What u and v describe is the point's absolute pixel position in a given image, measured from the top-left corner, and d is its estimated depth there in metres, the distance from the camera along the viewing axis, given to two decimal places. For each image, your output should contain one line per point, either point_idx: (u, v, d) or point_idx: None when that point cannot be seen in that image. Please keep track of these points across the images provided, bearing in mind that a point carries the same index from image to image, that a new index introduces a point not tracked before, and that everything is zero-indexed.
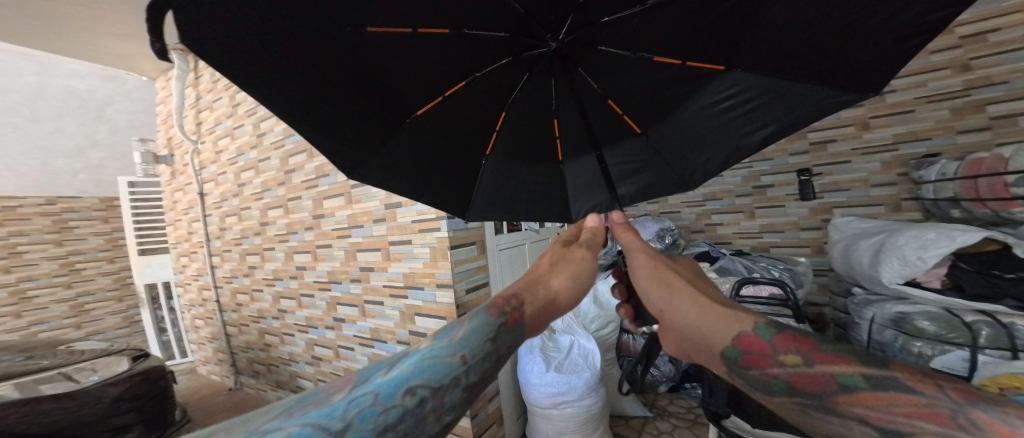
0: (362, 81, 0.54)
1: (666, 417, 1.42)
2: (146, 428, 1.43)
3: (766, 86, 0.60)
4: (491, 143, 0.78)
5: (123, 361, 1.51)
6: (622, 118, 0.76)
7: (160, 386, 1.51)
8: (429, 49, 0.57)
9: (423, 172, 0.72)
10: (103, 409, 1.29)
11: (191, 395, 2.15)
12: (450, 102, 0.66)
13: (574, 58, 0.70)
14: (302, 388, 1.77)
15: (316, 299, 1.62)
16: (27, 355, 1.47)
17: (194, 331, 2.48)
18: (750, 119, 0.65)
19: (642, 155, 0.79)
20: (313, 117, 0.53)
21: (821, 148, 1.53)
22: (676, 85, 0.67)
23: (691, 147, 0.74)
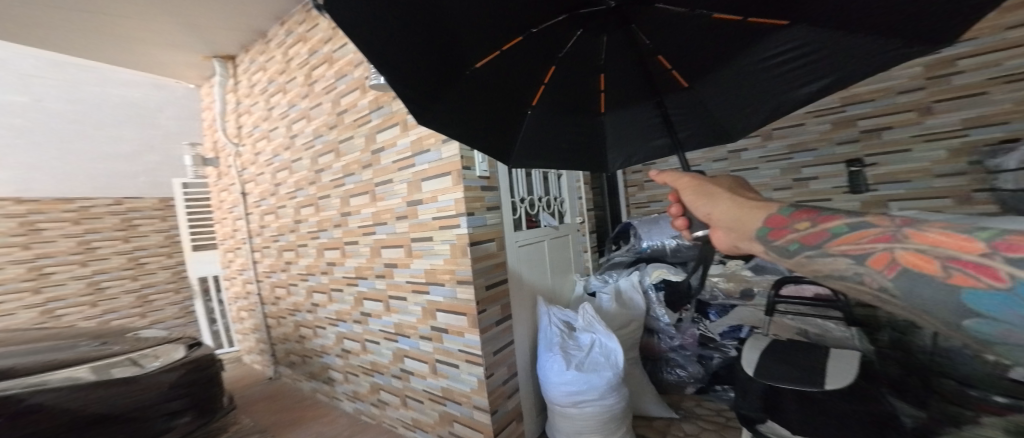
0: (429, 32, 0.54)
1: (693, 419, 1.35)
2: (195, 414, 1.55)
3: (830, 39, 0.58)
4: (538, 92, 0.75)
5: (178, 349, 1.64)
6: (670, 73, 0.75)
7: (209, 373, 1.65)
8: (489, 5, 0.55)
9: (473, 126, 0.71)
10: (161, 394, 1.42)
11: (236, 382, 2.32)
12: (505, 56, 0.65)
13: (628, 15, 0.64)
14: (333, 379, 1.85)
15: (344, 294, 1.69)
16: (102, 341, 1.65)
17: (238, 323, 2.67)
18: (806, 72, 0.64)
19: (687, 109, 0.81)
20: (388, 61, 0.53)
21: (872, 136, 1.40)
22: (733, 39, 0.64)
23: (735, 99, 0.76)
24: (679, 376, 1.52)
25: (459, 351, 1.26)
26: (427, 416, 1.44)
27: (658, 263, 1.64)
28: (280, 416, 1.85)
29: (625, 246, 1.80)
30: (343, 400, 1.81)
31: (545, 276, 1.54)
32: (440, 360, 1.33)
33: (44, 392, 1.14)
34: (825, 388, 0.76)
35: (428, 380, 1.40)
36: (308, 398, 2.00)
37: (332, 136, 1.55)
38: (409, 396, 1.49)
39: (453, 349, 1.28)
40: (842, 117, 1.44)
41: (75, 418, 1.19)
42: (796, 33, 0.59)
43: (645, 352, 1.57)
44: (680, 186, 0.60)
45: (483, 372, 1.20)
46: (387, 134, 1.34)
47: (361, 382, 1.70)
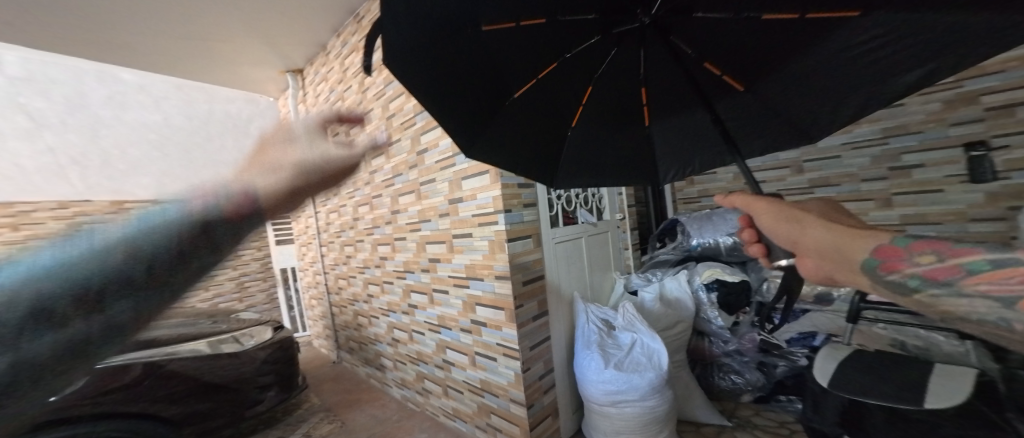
0: (474, 71, 0.61)
1: (749, 428, 1.22)
2: (279, 390, 1.77)
3: (925, 25, 0.47)
4: (577, 113, 0.78)
5: (266, 331, 1.88)
6: (722, 78, 0.69)
7: (290, 353, 1.87)
8: (526, 38, 0.62)
9: (516, 151, 0.76)
10: (254, 368, 1.66)
11: (306, 363, 2.61)
12: (544, 82, 0.69)
13: (666, 28, 0.64)
14: (383, 366, 2.00)
15: (395, 286, 1.81)
16: (214, 319, 1.98)
17: (309, 310, 3.00)
18: (902, 58, 0.53)
19: (748, 114, 0.73)
20: (441, 102, 0.60)
21: (1003, 113, 1.14)
22: (789, 38, 0.59)
23: (808, 97, 0.66)
24: (733, 383, 1.37)
25: (497, 345, 1.28)
26: (467, 406, 1.48)
27: (711, 262, 1.51)
28: (341, 397, 2.03)
29: (671, 243, 1.65)
30: (392, 386, 1.94)
31: (583, 274, 1.49)
32: (479, 353, 1.36)
33: (176, 361, 1.40)
34: (924, 406, 0.64)
35: (467, 372, 1.45)
36: (364, 382, 2.17)
37: (384, 139, 1.67)
38: (450, 386, 1.55)
39: (491, 342, 1.30)
40: (959, 95, 1.20)
41: (193, 384, 1.44)
42: (876, 20, 0.50)
43: (694, 356, 1.45)
44: (751, 206, 0.53)
45: (520, 366, 1.22)
46: (431, 134, 1.40)
47: (408, 370, 1.81)
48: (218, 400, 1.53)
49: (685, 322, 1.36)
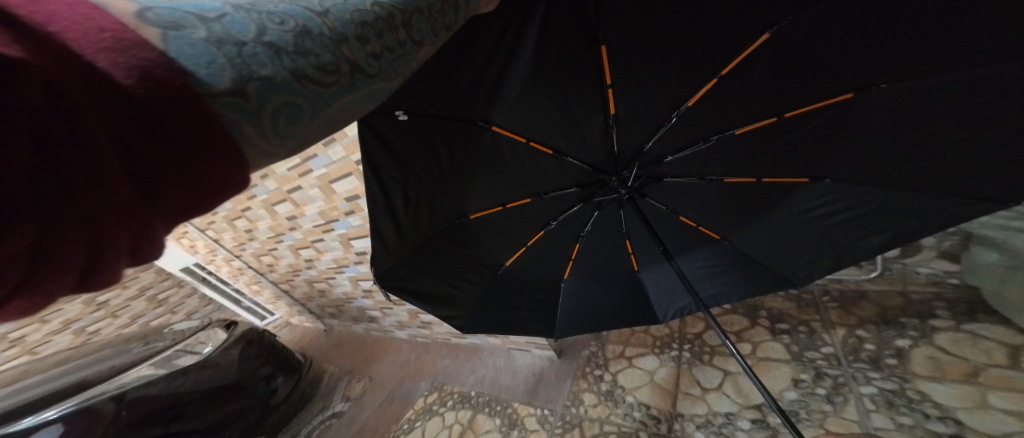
0: (470, 257, 0.79)
1: None
2: (284, 374, 1.65)
3: (871, 197, 0.62)
4: (567, 269, 0.87)
5: (218, 332, 1.57)
6: (697, 230, 0.82)
7: (266, 343, 1.62)
8: (513, 221, 0.76)
9: (512, 311, 0.89)
10: (238, 368, 1.44)
11: (301, 342, 2.51)
12: (533, 248, 0.82)
13: (642, 190, 0.75)
14: (376, 318, 2.01)
15: (330, 241, 1.66)
16: (144, 342, 1.73)
17: (258, 295, 2.72)
18: (856, 225, 0.65)
19: (726, 258, 0.83)
20: (437, 297, 0.81)
21: None
22: (754, 196, 0.71)
23: (781, 249, 0.76)
24: None
25: None
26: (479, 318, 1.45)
27: None
28: (356, 357, 2.07)
29: None
30: (394, 330, 1.98)
31: None
32: None
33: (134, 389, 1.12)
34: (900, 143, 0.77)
35: None
36: (368, 336, 2.19)
37: None
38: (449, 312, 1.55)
39: None
40: None
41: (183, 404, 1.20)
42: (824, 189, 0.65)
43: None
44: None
45: None
46: None
47: (399, 313, 1.82)
48: (227, 400, 1.37)
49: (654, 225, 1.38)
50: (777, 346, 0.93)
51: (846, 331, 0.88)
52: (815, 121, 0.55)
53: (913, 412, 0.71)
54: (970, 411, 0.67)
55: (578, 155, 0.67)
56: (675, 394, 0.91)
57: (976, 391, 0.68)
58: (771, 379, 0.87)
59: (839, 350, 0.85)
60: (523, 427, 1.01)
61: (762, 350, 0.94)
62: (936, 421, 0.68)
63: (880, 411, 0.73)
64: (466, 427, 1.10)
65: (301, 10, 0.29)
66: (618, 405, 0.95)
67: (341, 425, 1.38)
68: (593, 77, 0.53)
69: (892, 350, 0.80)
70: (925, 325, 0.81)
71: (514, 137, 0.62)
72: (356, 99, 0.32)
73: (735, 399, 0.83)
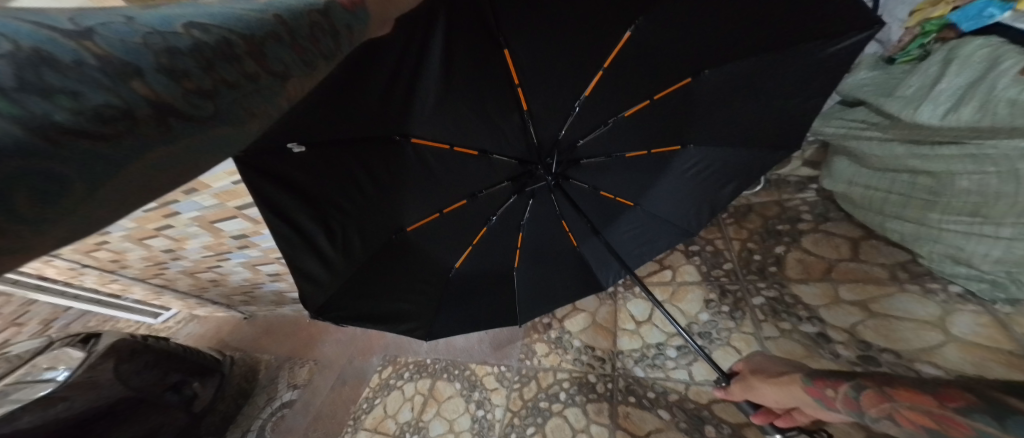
0: (416, 269, 0.74)
1: None
2: (199, 377, 1.31)
3: (718, 154, 0.78)
4: (517, 257, 0.86)
5: (72, 349, 1.09)
6: (615, 200, 0.85)
7: (156, 348, 1.21)
8: (452, 223, 0.72)
9: (471, 311, 0.86)
10: (124, 390, 1.09)
11: None
12: (478, 246, 0.79)
13: (564, 173, 0.76)
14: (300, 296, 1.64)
15: (181, 226, 1.13)
16: None
17: None
18: (721, 175, 0.82)
19: (642, 221, 0.90)
20: (390, 313, 0.78)
21: None
22: (651, 167, 0.80)
23: (687, 207, 0.88)
24: None
25: None
26: None
27: None
28: None
29: None
30: None
31: None
32: None
33: None
34: None
35: None
36: None
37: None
38: None
39: None
40: None
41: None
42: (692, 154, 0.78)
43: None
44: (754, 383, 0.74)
45: None
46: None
47: None
48: (138, 417, 1.12)
49: None
50: (691, 268, 1.05)
51: (742, 245, 1.03)
52: (680, 100, 0.67)
53: (790, 317, 0.86)
54: (826, 307, 0.84)
55: (506, 151, 0.68)
56: (614, 332, 1.04)
57: (829, 286, 0.86)
58: (689, 303, 0.99)
59: (737, 265, 1.00)
60: (484, 387, 1.08)
61: (681, 274, 1.05)
62: (806, 322, 0.84)
63: (769, 320, 0.88)
64: (429, 396, 1.14)
65: (33, 30, 0.15)
66: (567, 351, 1.05)
67: (297, 412, 1.32)
68: (502, 74, 0.56)
69: (773, 258, 0.97)
70: (795, 230, 0.99)
71: (436, 144, 0.60)
72: (194, 157, 0.19)
73: (663, 328, 0.98)
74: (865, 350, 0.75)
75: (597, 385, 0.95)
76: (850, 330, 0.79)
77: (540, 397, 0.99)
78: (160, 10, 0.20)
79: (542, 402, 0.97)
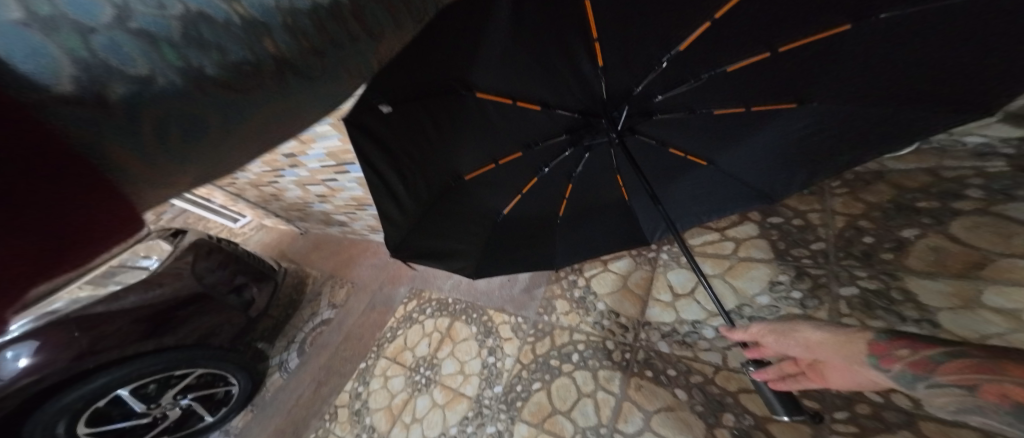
0: (472, 212, 0.67)
1: None
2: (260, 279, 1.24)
3: (841, 110, 0.53)
4: (562, 206, 0.75)
5: (162, 241, 1.15)
6: (686, 158, 0.69)
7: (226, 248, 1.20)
8: (506, 174, 0.64)
9: (514, 256, 0.77)
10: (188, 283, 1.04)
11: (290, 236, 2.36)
12: (528, 195, 0.69)
13: (632, 127, 0.61)
14: (344, 223, 1.61)
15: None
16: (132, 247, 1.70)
17: None
18: (830, 139, 0.59)
19: (712, 183, 0.73)
20: (454, 253, 0.71)
21: None
22: (743, 125, 0.60)
23: (775, 167, 0.67)
24: None
25: None
26: None
27: None
28: None
29: None
30: (369, 234, 1.62)
31: None
32: None
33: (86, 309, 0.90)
34: None
35: None
36: None
37: None
38: None
39: None
40: None
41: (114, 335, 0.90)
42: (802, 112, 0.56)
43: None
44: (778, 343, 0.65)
45: None
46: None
47: (365, 217, 1.44)
48: (199, 312, 1.05)
49: None
50: (762, 243, 0.87)
51: (847, 223, 0.82)
52: (818, 51, 0.46)
53: (888, 314, 0.68)
54: (951, 310, 0.65)
55: (573, 103, 0.54)
56: (645, 300, 0.94)
57: (967, 285, 0.67)
58: (748, 280, 0.83)
59: (832, 246, 0.80)
60: (498, 335, 1.08)
61: (745, 248, 0.88)
62: (910, 323, 0.66)
63: (854, 314, 0.70)
64: (445, 334, 1.17)
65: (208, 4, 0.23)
66: (589, 313, 0.98)
67: (332, 330, 1.43)
68: (577, 27, 0.42)
69: (893, 242, 0.76)
70: (943, 209, 0.76)
71: (498, 99, 0.49)
72: None
73: (703, 306, 0.86)
74: None
75: (614, 353, 0.89)
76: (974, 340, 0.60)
77: (552, 354, 0.97)
78: None
79: (554, 360, 0.95)
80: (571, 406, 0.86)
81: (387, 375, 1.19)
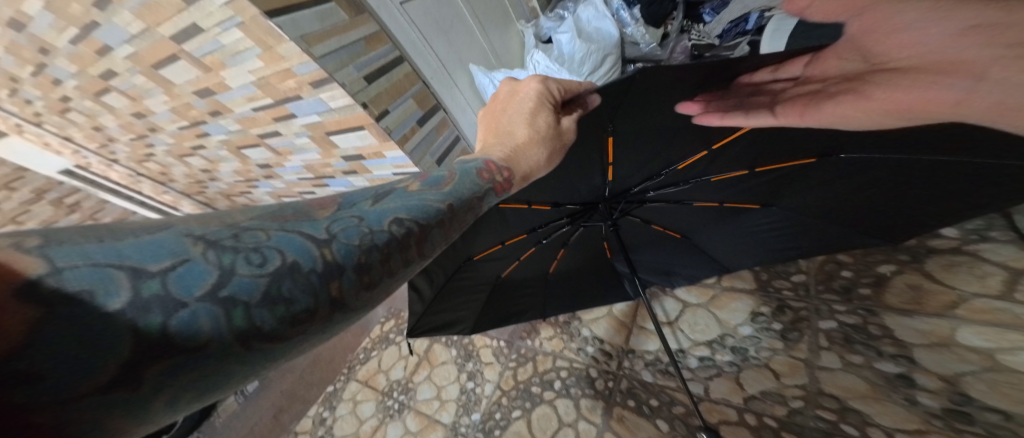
0: (478, 286, 0.68)
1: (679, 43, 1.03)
2: None
3: (803, 216, 0.61)
4: (561, 253, 0.72)
5: None
6: (669, 233, 0.72)
7: None
8: (511, 254, 0.66)
9: (505, 308, 0.75)
10: None
11: None
12: (529, 260, 0.70)
13: (626, 209, 0.65)
14: None
15: (213, 150, 1.03)
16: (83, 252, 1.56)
17: None
18: (785, 234, 0.65)
19: (689, 253, 0.76)
20: (454, 322, 0.72)
21: None
22: (726, 217, 0.65)
23: (741, 247, 0.71)
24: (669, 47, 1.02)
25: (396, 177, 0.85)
26: None
27: None
28: None
29: None
30: None
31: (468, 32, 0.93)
32: None
33: None
34: None
35: None
36: None
37: None
38: None
39: (388, 176, 0.86)
40: None
41: None
42: (774, 211, 0.62)
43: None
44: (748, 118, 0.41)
45: None
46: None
47: None
48: None
49: (614, 53, 0.96)
50: (747, 274, 0.87)
51: (825, 256, 0.81)
52: (792, 174, 0.53)
53: (866, 350, 0.68)
54: (929, 348, 0.64)
55: (580, 196, 0.59)
56: (630, 328, 0.93)
57: (945, 325, 0.64)
58: (732, 311, 0.83)
59: (812, 278, 0.80)
60: (479, 359, 1.04)
61: (729, 279, 0.88)
62: (887, 359, 0.66)
63: (833, 348, 0.71)
64: (422, 357, 1.11)
65: (299, 239, 0.23)
66: (573, 339, 0.96)
67: None
68: (595, 151, 0.49)
69: (871, 277, 0.74)
70: None
71: (516, 204, 0.54)
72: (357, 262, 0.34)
73: (689, 335, 0.84)
74: (958, 404, 0.59)
75: (597, 381, 0.87)
76: (949, 379, 0.60)
77: (533, 381, 0.93)
78: (377, 206, 0.28)
79: (535, 388, 0.92)
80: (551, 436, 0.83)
81: (357, 400, 1.13)
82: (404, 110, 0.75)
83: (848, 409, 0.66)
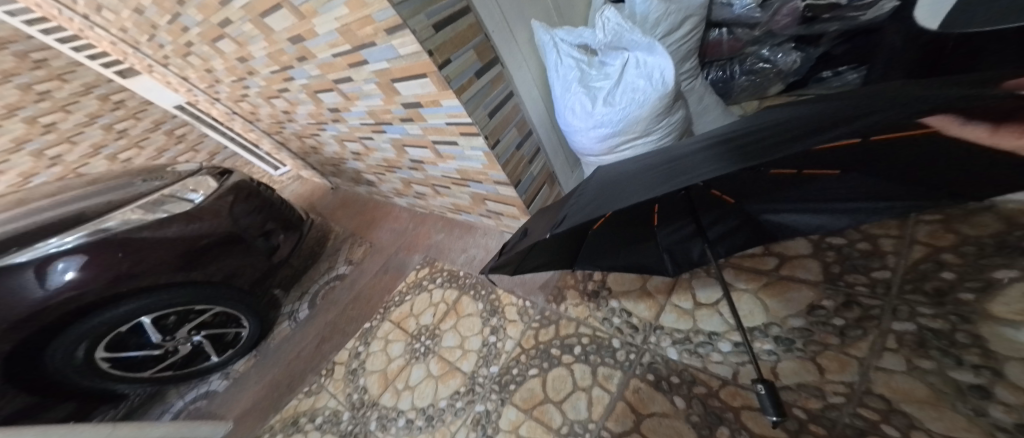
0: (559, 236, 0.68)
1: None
2: (287, 231, 1.44)
3: (857, 188, 0.58)
4: (601, 221, 0.70)
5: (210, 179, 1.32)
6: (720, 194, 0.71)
7: (264, 195, 1.39)
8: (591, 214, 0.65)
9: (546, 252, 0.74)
10: (232, 218, 1.22)
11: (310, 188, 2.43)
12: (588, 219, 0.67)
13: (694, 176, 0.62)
14: (374, 183, 1.70)
15: (294, 93, 1.17)
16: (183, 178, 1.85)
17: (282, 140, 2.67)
18: (839, 202, 0.61)
19: (738, 221, 0.74)
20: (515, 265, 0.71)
21: None
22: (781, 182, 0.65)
23: (795, 211, 0.67)
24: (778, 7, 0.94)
25: (449, 126, 0.87)
26: (462, 199, 1.26)
27: None
28: (357, 221, 1.88)
29: None
30: (395, 198, 1.73)
31: None
32: (438, 143, 0.98)
33: (120, 231, 1.02)
34: None
35: (441, 167, 1.12)
36: (372, 201, 1.97)
37: None
38: (437, 185, 1.28)
39: (441, 126, 0.89)
40: None
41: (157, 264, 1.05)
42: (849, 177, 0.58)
43: (707, 59, 1.09)
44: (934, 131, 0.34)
45: (486, 143, 0.86)
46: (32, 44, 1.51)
47: (392, 180, 1.51)
48: (233, 250, 1.22)
49: (699, 14, 0.92)
50: (813, 265, 0.81)
51: (924, 254, 0.71)
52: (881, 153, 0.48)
53: (943, 357, 0.59)
54: None
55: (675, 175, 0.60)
56: (663, 306, 0.91)
57: None
58: (783, 301, 0.79)
59: (898, 275, 0.71)
60: (503, 315, 1.09)
61: (791, 267, 0.83)
62: (966, 369, 0.56)
63: (900, 351, 0.63)
64: (451, 307, 1.19)
65: None
66: (599, 308, 0.98)
67: (345, 286, 1.53)
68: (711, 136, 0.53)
69: (979, 283, 0.63)
70: None
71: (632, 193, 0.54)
72: None
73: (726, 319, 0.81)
74: None
75: (619, 352, 0.87)
76: None
77: (553, 343, 0.96)
78: None
79: (554, 349, 0.95)
80: (564, 397, 0.85)
81: (388, 339, 1.23)
82: (464, 60, 0.76)
83: (897, 412, 0.57)
